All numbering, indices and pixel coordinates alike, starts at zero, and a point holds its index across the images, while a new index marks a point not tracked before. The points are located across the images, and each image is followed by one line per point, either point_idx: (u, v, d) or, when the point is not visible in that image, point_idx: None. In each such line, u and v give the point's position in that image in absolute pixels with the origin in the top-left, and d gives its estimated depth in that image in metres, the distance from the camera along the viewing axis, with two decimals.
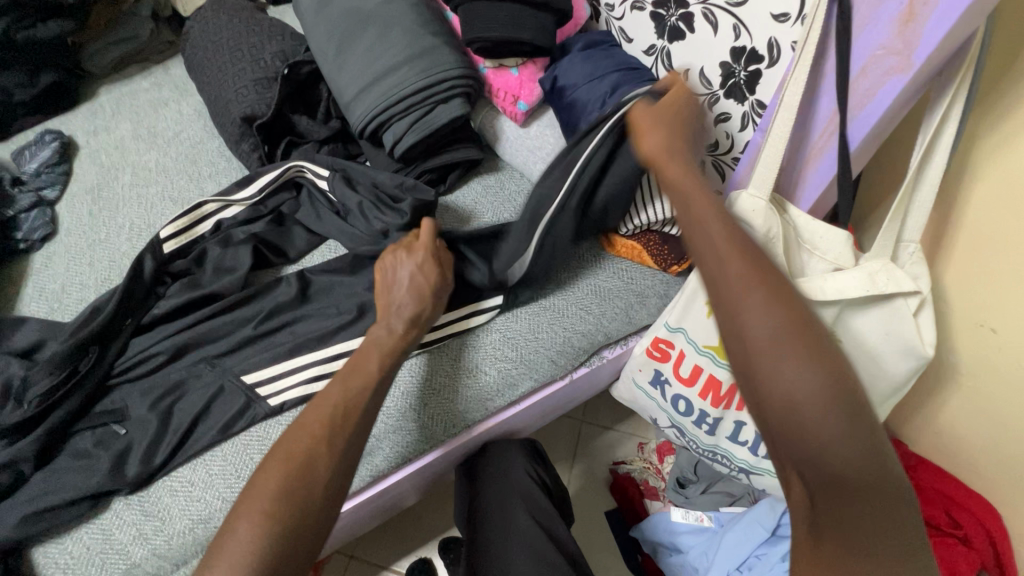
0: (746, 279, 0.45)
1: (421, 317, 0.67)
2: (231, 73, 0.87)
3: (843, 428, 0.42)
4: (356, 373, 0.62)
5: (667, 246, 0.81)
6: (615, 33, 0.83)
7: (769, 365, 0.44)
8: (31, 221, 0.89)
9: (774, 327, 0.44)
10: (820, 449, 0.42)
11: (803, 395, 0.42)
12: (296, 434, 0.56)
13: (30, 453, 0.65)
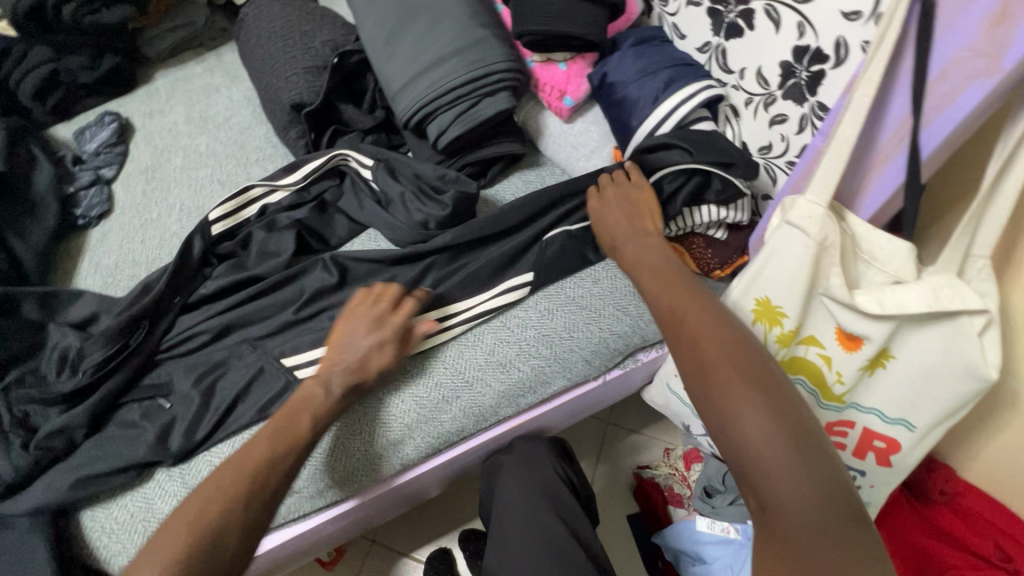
0: (688, 310, 0.54)
1: (360, 387, 0.66)
2: (282, 60, 0.89)
3: (785, 460, 0.42)
4: (243, 468, 0.56)
5: (711, 250, 0.79)
6: (667, 29, 0.81)
7: (711, 380, 0.48)
8: (90, 198, 0.92)
9: (709, 341, 0.50)
10: (757, 453, 0.43)
11: (740, 400, 0.45)
12: (173, 537, 0.51)
13: (82, 420, 0.68)
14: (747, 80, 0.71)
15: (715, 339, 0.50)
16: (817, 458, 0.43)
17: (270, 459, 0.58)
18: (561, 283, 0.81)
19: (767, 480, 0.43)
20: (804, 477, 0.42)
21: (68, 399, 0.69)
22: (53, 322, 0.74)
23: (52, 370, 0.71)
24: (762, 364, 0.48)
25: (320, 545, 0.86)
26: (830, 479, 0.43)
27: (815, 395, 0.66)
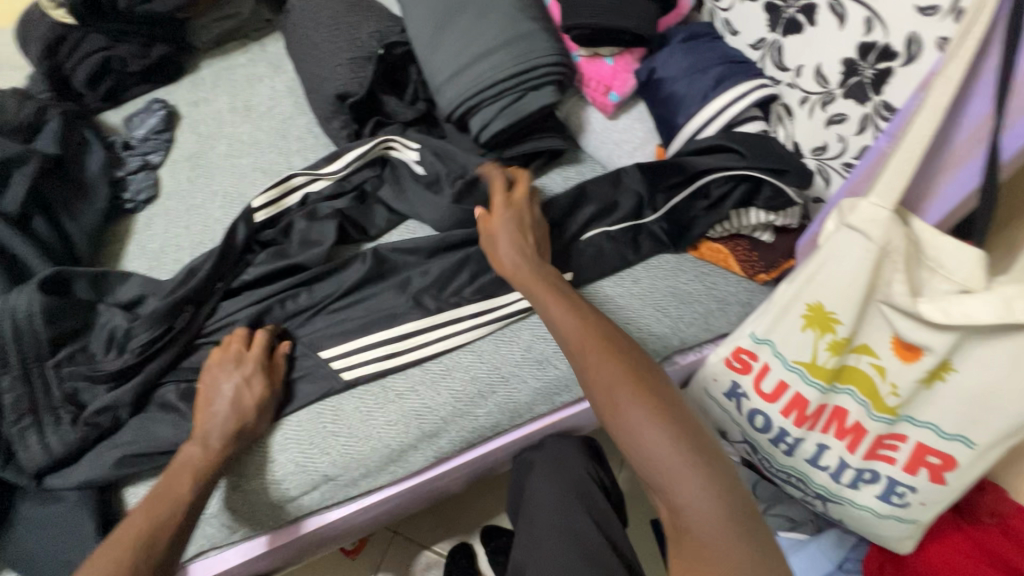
0: (585, 334, 0.57)
1: (246, 431, 0.66)
2: (328, 51, 0.90)
3: (684, 468, 0.47)
4: (160, 501, 0.59)
5: (757, 253, 0.77)
6: (719, 25, 0.79)
7: (612, 402, 0.52)
8: (138, 183, 0.95)
9: (610, 372, 0.53)
10: (661, 467, 0.48)
11: (639, 423, 0.50)
12: (92, 570, 0.52)
13: (128, 399, 0.69)
14: (804, 78, 0.68)
15: (609, 364, 0.54)
16: (709, 458, 0.48)
17: (187, 492, 0.60)
18: (600, 280, 0.79)
19: (671, 491, 0.48)
20: (703, 486, 0.46)
21: (116, 378, 0.70)
22: (102, 303, 0.75)
23: (100, 350, 0.72)
24: (655, 382, 0.53)
25: (348, 532, 0.86)
26: (724, 483, 0.47)
27: (866, 406, 0.64)
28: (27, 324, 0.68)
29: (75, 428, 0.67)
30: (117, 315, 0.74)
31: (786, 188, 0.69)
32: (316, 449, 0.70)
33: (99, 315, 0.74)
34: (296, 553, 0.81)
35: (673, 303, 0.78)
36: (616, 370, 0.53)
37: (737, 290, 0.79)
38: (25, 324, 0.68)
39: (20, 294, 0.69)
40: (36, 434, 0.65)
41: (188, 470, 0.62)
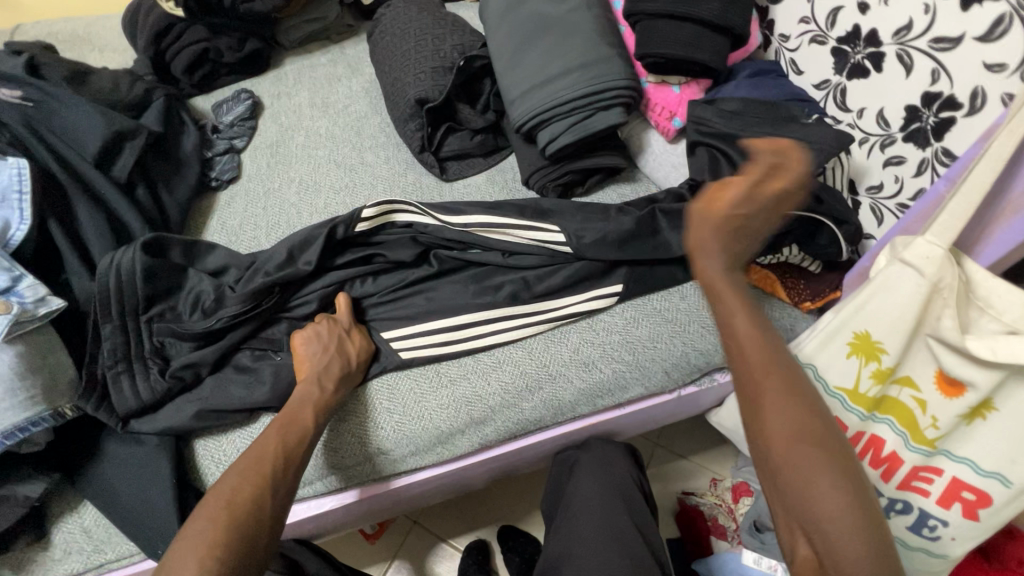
0: (759, 360, 0.45)
1: (349, 375, 0.74)
2: (412, 58, 0.97)
3: (859, 529, 0.41)
4: (292, 427, 0.66)
5: (803, 283, 0.80)
6: (784, 64, 0.84)
7: (783, 447, 0.43)
8: (224, 164, 1.02)
9: (796, 413, 0.43)
10: (823, 519, 0.42)
11: (812, 475, 0.42)
12: (243, 477, 0.59)
13: (209, 359, 0.75)
14: (865, 120, 0.72)
15: (790, 401, 0.44)
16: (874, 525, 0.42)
17: (311, 424, 0.67)
18: (650, 294, 0.84)
19: (829, 544, 0.42)
20: (866, 545, 0.41)
21: (199, 338, 0.76)
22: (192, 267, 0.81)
23: (185, 311, 0.78)
24: (829, 425, 0.44)
25: (383, 509, 0.91)
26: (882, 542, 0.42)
27: (904, 436, 0.66)
28: (129, 281, 0.75)
29: (161, 379, 0.73)
30: (204, 281, 0.80)
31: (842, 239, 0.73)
32: (374, 422, 0.76)
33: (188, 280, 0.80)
34: (345, 520, 0.87)
35: (718, 323, 0.82)
36: (798, 412, 0.44)
37: (780, 318, 0.81)
38: (130, 280, 0.75)
39: (125, 254, 0.76)
40: (128, 380, 0.72)
41: (315, 402, 0.70)
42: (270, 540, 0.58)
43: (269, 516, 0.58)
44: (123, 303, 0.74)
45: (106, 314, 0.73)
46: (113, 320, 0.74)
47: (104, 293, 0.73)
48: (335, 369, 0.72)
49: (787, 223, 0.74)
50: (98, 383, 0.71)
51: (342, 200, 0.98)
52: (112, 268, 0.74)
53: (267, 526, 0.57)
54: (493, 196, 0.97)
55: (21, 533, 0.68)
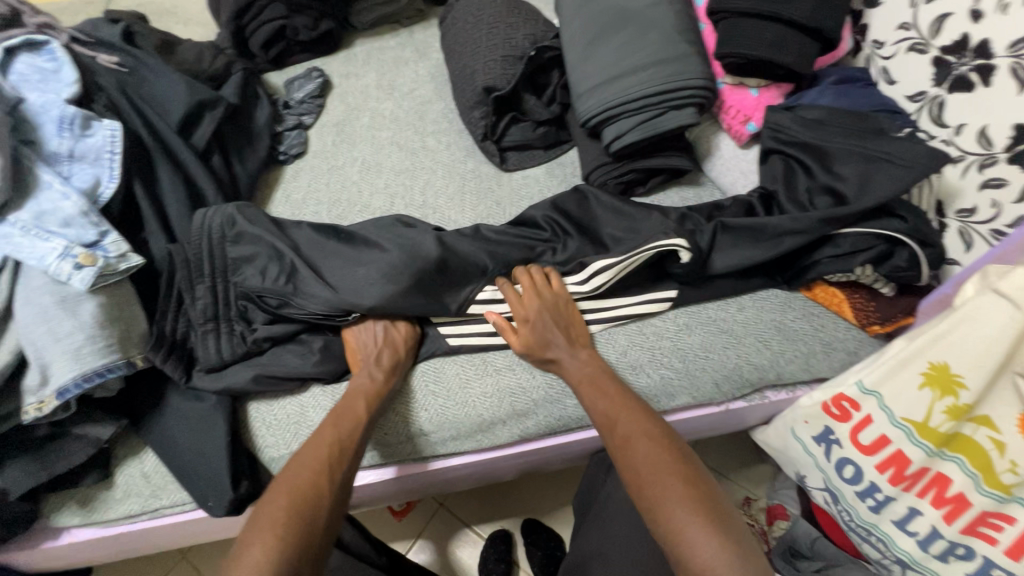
0: (613, 417, 0.68)
1: (399, 363, 0.75)
2: (484, 45, 0.97)
3: (721, 543, 0.56)
4: (345, 416, 0.68)
5: (874, 305, 0.76)
6: (874, 72, 0.80)
7: (647, 486, 0.61)
8: (292, 139, 1.05)
9: (648, 463, 0.62)
10: (694, 551, 0.56)
11: (683, 520, 0.58)
12: (302, 466, 0.62)
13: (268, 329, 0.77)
14: (964, 137, 0.68)
15: (643, 455, 0.63)
16: (733, 535, 0.57)
17: (363, 414, 0.69)
18: (704, 303, 0.81)
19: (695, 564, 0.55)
20: (727, 556, 0.55)
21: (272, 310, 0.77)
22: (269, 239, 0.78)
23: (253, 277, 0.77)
24: (682, 455, 0.64)
25: (417, 489, 0.93)
26: (745, 550, 0.56)
27: (974, 478, 0.62)
28: (219, 243, 0.79)
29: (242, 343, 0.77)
30: (280, 251, 0.78)
31: (923, 258, 0.69)
32: (417, 404, 0.77)
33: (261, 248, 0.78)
34: (384, 493, 0.90)
35: (776, 340, 0.78)
36: (653, 457, 0.63)
37: (844, 337, 0.78)
38: (223, 241, 0.79)
39: (220, 215, 0.80)
40: (214, 339, 0.76)
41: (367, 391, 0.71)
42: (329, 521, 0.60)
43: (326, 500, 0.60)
44: (215, 263, 0.78)
45: (196, 273, 0.77)
46: (205, 280, 0.77)
47: (198, 251, 0.78)
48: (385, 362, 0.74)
49: (864, 240, 0.71)
50: (184, 338, 0.76)
51: (402, 182, 1.00)
52: (207, 228, 0.79)
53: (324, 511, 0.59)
54: (551, 190, 0.96)
55: (89, 472, 0.72)
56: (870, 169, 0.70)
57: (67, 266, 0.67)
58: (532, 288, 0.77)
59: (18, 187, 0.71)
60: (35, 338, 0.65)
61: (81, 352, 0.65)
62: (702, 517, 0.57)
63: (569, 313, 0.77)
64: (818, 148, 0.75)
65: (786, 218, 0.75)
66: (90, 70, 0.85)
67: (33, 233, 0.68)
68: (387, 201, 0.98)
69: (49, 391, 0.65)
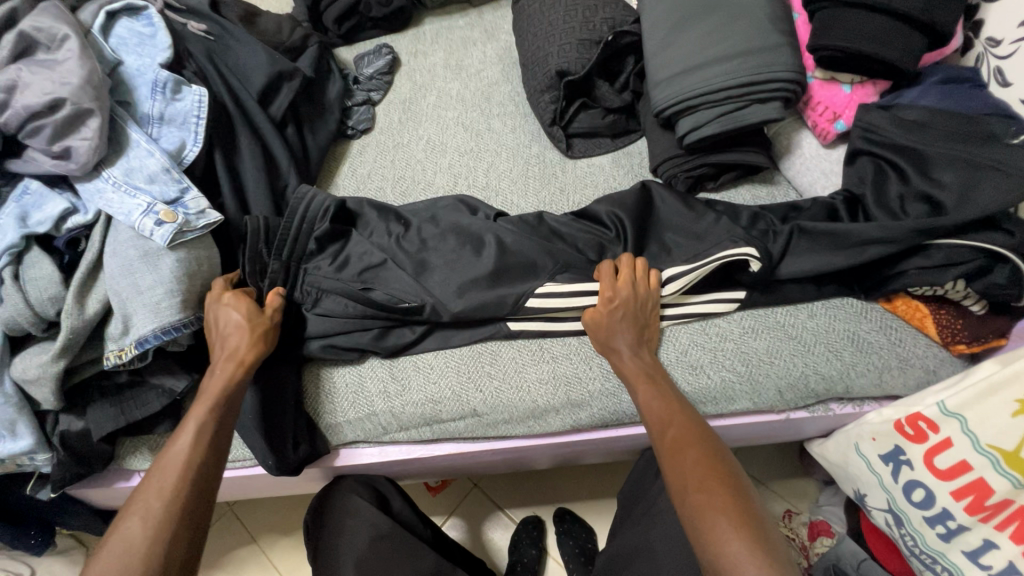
0: (663, 417, 0.67)
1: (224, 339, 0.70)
2: (559, 27, 0.95)
3: (757, 556, 0.54)
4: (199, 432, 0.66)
5: (961, 323, 0.71)
6: (985, 73, 0.74)
7: (689, 487, 0.61)
8: (360, 114, 1.06)
9: (692, 466, 0.62)
10: (728, 559, 0.55)
11: (721, 526, 0.57)
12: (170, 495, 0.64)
13: (329, 329, 0.78)
14: None
15: (687, 458, 0.63)
16: (773, 551, 0.55)
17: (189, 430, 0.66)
18: (773, 307, 0.78)
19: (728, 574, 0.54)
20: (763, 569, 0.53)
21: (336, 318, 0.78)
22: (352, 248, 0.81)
23: (330, 265, 0.80)
24: (729, 465, 0.63)
25: (459, 468, 0.95)
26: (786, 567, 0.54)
27: None
28: (313, 223, 0.80)
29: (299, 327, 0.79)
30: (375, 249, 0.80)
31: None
32: (472, 383, 0.78)
33: (356, 241, 0.82)
34: (427, 470, 0.92)
35: (848, 352, 0.75)
36: (698, 462, 0.62)
37: (923, 354, 0.74)
38: (312, 223, 0.80)
39: (317, 199, 0.81)
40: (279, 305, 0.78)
41: (209, 378, 0.68)
42: (163, 527, 0.57)
43: (153, 512, 0.58)
44: (301, 241, 0.80)
45: (277, 249, 0.78)
46: (279, 256, 0.78)
47: (287, 229, 0.79)
48: (221, 345, 0.70)
49: (960, 254, 0.67)
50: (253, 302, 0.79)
51: (466, 163, 1.00)
52: (305, 208, 0.80)
53: (135, 522, 0.57)
54: (617, 179, 0.94)
55: (161, 421, 0.76)
56: (974, 176, 0.66)
57: (150, 222, 0.70)
58: (625, 274, 0.74)
59: (112, 145, 0.75)
60: (120, 289, 0.68)
61: (159, 307, 0.68)
62: (739, 525, 0.56)
63: (650, 312, 0.75)
64: (917, 152, 0.71)
65: (874, 224, 0.70)
66: (181, 37, 0.88)
67: (123, 189, 0.72)
68: (450, 181, 0.98)
69: (128, 340, 0.68)
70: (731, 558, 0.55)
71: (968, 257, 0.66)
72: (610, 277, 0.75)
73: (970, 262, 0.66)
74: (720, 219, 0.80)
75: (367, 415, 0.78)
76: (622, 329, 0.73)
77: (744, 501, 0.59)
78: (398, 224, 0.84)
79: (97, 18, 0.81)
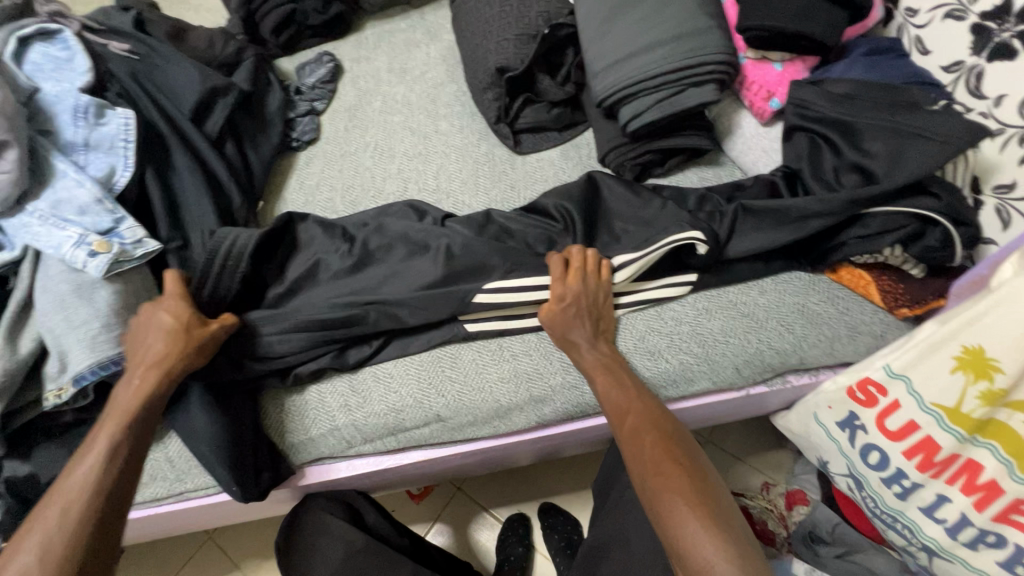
0: (622, 406, 0.68)
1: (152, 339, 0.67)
2: (496, 24, 0.94)
3: (714, 537, 0.55)
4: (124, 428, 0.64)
5: (903, 287, 0.74)
6: (907, 42, 0.76)
7: (649, 473, 0.61)
8: (304, 125, 1.04)
9: (651, 452, 0.63)
10: (686, 542, 0.56)
11: (679, 511, 0.57)
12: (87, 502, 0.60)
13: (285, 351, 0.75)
14: (1003, 109, 0.64)
15: (645, 444, 0.64)
16: (730, 531, 0.56)
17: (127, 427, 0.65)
18: (725, 287, 0.79)
19: (688, 558, 0.55)
20: (720, 550, 0.54)
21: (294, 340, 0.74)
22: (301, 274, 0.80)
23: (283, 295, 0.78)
24: (687, 450, 0.64)
25: (436, 473, 0.94)
26: (743, 546, 0.55)
27: (1008, 465, 0.59)
28: (240, 258, 0.75)
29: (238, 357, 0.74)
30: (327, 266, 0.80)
31: (956, 240, 0.67)
32: (433, 389, 0.77)
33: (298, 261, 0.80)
34: (398, 479, 0.91)
35: (798, 324, 0.76)
36: (656, 448, 0.63)
37: (871, 321, 0.76)
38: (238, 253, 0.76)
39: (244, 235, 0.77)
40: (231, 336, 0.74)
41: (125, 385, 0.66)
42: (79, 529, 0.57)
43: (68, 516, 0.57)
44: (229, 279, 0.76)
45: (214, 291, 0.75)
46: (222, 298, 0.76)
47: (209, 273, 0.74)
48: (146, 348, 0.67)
49: (894, 220, 0.69)
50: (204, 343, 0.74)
51: (415, 167, 0.99)
52: (231, 241, 0.75)
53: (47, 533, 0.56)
54: (567, 172, 0.94)
55: None
56: (901, 143, 0.67)
57: (82, 253, 0.67)
58: (576, 267, 0.74)
59: (35, 177, 0.72)
60: (54, 326, 0.66)
61: (96, 341, 0.66)
62: (697, 508, 0.57)
63: (605, 302, 0.75)
64: (849, 123, 0.72)
65: (811, 198, 0.72)
66: (103, 59, 0.86)
67: (51, 222, 0.69)
68: (400, 186, 0.97)
69: (66, 378, 0.65)
70: (689, 538, 0.56)
71: (904, 223, 0.68)
72: (562, 271, 0.75)
73: (904, 227, 0.68)
74: (667, 204, 0.80)
75: (329, 431, 0.77)
76: (578, 320, 0.73)
77: (703, 483, 0.60)
78: (347, 238, 0.84)
79: (9, 46, 0.78)
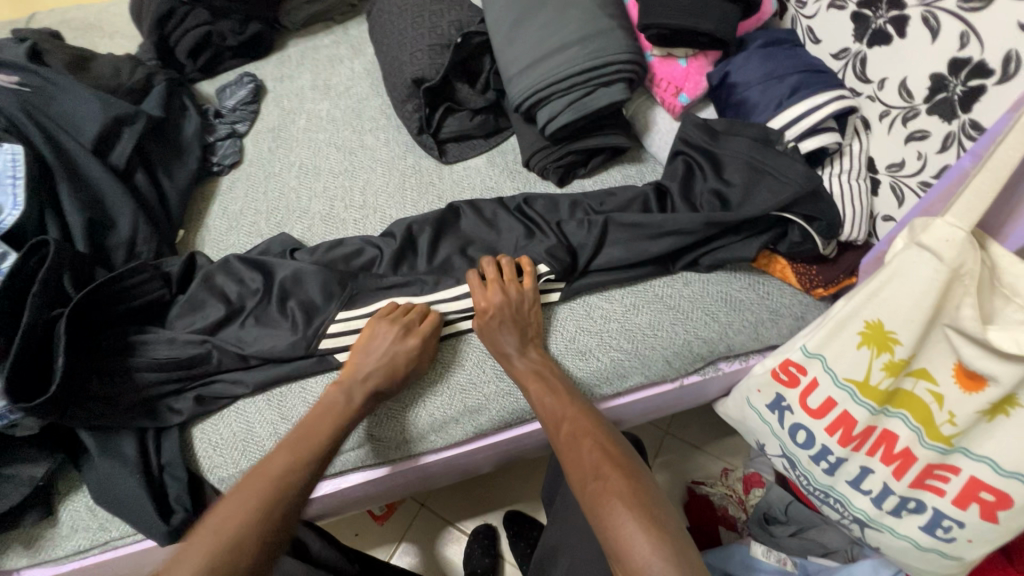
0: (557, 412, 0.68)
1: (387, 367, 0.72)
2: (411, 36, 0.94)
3: (651, 533, 0.55)
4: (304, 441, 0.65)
5: (816, 268, 0.76)
6: (801, 32, 0.79)
7: (587, 477, 0.62)
8: (225, 148, 1.01)
9: (589, 455, 0.63)
10: (624, 542, 0.56)
11: (616, 511, 0.57)
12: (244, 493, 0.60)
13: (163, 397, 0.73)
14: (887, 91, 0.68)
15: (582, 448, 0.64)
16: (666, 527, 0.56)
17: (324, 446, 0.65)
18: (650, 280, 0.80)
19: (627, 558, 0.55)
20: (656, 547, 0.54)
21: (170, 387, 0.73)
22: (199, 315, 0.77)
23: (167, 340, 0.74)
24: (623, 450, 0.64)
25: (386, 493, 0.91)
26: (679, 541, 0.55)
27: (918, 432, 0.63)
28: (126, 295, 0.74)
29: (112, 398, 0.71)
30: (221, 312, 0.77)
31: (815, 235, 0.71)
32: None
33: (176, 320, 0.77)
34: (342, 504, 0.88)
35: (722, 311, 0.78)
36: (593, 450, 0.63)
37: (792, 303, 0.78)
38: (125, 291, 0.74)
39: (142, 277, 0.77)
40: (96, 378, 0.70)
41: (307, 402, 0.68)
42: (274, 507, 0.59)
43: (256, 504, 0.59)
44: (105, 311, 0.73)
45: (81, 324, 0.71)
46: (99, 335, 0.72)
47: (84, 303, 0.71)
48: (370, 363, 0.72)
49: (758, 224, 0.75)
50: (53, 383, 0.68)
51: (342, 184, 0.97)
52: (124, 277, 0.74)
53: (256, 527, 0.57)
54: (493, 178, 0.94)
55: (28, 510, 0.70)
56: None
57: None
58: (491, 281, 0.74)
59: None
60: None
61: None
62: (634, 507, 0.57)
63: (527, 311, 0.75)
64: None
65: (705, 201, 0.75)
66: None
67: None
68: (326, 205, 0.95)
69: None
70: (628, 538, 0.55)
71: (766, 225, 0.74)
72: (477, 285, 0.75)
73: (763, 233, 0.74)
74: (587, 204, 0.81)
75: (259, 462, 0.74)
76: (499, 328, 0.73)
77: (638, 481, 0.61)
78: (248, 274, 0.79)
79: None
